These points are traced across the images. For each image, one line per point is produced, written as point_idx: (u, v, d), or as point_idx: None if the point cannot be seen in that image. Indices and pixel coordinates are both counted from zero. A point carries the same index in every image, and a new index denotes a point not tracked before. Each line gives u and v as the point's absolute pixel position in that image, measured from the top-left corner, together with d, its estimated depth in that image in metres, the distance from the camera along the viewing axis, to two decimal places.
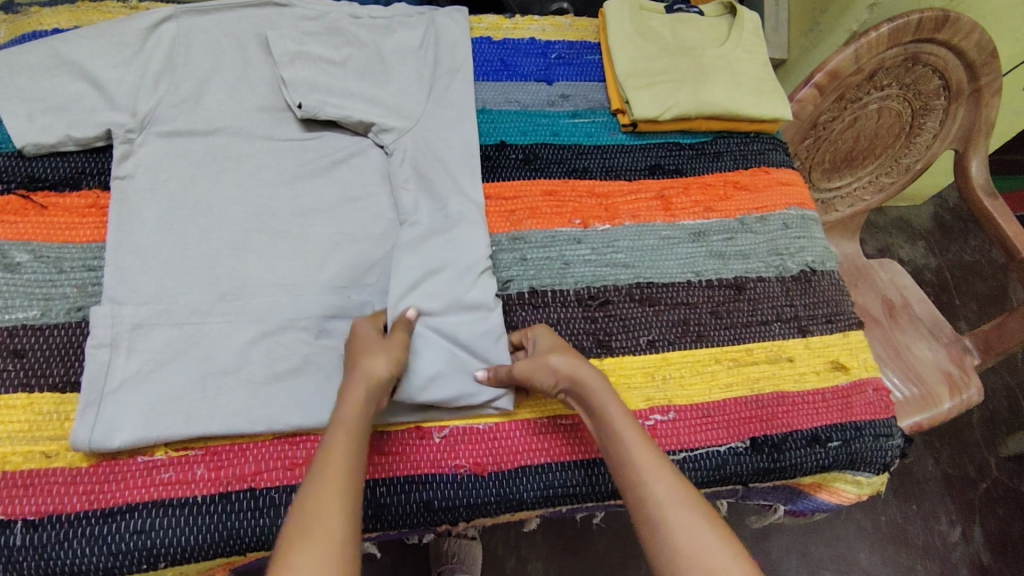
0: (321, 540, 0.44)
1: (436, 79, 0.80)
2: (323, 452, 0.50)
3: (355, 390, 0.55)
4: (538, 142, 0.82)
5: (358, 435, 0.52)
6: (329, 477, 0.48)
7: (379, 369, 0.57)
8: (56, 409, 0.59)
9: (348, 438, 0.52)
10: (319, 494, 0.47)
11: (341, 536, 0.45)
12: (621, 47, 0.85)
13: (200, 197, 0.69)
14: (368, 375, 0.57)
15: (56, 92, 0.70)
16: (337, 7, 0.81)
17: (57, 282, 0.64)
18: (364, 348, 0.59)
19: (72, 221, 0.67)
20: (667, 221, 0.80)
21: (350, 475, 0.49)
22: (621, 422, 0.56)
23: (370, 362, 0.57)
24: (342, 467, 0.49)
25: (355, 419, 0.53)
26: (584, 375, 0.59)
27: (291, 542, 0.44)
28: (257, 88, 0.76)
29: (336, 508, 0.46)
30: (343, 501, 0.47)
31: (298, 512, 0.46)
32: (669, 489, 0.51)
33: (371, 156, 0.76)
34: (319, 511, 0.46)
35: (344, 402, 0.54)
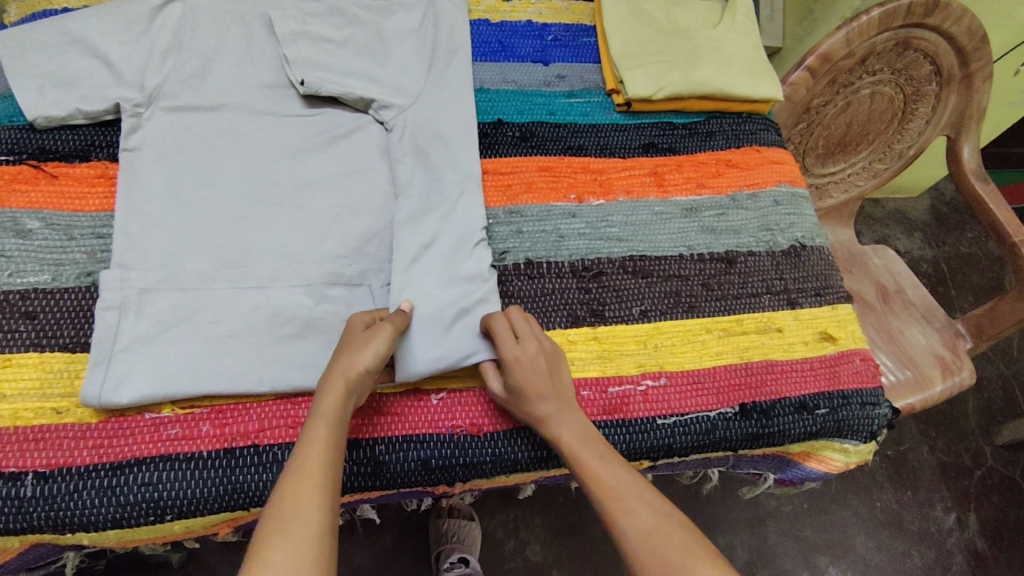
0: (299, 531, 0.49)
1: (434, 59, 0.83)
2: (304, 439, 0.54)
3: (336, 382, 0.57)
4: (535, 121, 0.84)
5: (337, 424, 0.56)
6: (308, 467, 0.53)
7: (363, 363, 0.58)
8: (67, 368, 0.61)
9: (328, 426, 0.55)
10: (299, 485, 0.52)
11: (317, 529, 0.50)
12: (615, 28, 0.88)
13: (206, 170, 0.72)
14: (349, 366, 0.58)
15: (67, 67, 0.72)
16: None
17: (67, 248, 0.66)
18: (349, 339, 0.61)
19: (82, 190, 0.69)
20: (660, 196, 0.82)
21: (327, 467, 0.53)
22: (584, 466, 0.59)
23: (353, 357, 0.59)
24: (320, 456, 0.53)
25: (336, 408, 0.56)
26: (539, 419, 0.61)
27: (271, 533, 0.49)
28: (261, 67, 0.78)
29: (314, 500, 0.51)
30: (320, 492, 0.52)
31: (279, 506, 0.51)
32: (635, 531, 0.55)
33: (371, 132, 0.78)
34: (299, 503, 0.51)
35: (326, 389, 0.57)
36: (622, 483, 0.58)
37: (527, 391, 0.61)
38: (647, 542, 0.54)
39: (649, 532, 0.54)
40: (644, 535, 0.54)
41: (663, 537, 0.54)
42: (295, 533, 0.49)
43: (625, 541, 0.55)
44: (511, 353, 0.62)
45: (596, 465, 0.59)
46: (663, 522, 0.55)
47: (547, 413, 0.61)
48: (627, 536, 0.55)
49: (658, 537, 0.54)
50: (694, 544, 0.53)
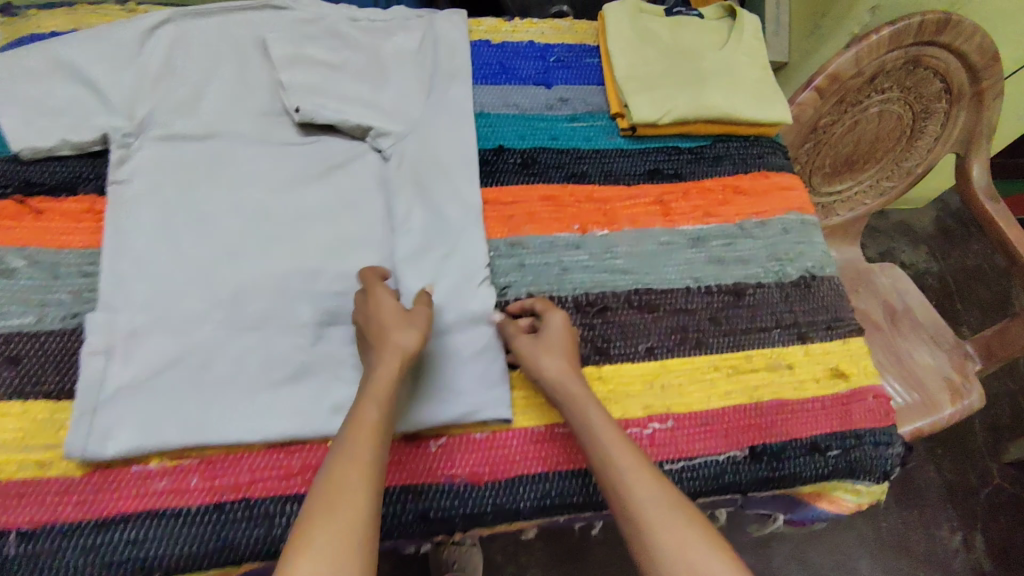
0: (345, 514, 0.47)
1: (434, 83, 0.81)
2: (354, 422, 0.54)
3: (388, 366, 0.58)
4: (538, 146, 0.82)
5: (386, 410, 0.55)
6: (357, 450, 0.51)
7: (410, 344, 0.60)
8: (51, 417, 0.59)
9: (380, 410, 0.55)
10: (347, 469, 0.50)
11: (364, 513, 0.48)
12: (620, 50, 0.85)
13: (198, 202, 0.69)
14: (396, 348, 0.59)
15: (54, 95, 0.70)
16: (336, 10, 0.82)
17: (52, 288, 0.64)
18: (388, 314, 0.61)
19: (68, 226, 0.67)
20: (666, 226, 0.79)
21: (376, 450, 0.52)
22: (600, 432, 0.58)
23: (400, 336, 0.60)
24: (368, 441, 0.52)
25: (386, 392, 0.56)
26: (567, 380, 0.62)
27: (317, 514, 0.47)
28: (255, 92, 0.76)
29: (362, 484, 0.49)
30: (368, 476, 0.50)
31: (326, 488, 0.49)
32: (654, 499, 0.53)
33: (368, 161, 0.76)
34: (347, 486, 0.49)
35: (377, 372, 0.57)
36: (639, 455, 0.56)
37: (565, 354, 0.64)
38: (665, 513, 0.52)
39: (669, 502, 0.52)
40: (661, 507, 0.52)
41: (670, 508, 0.52)
42: (341, 516, 0.47)
43: (642, 509, 0.52)
44: (554, 321, 0.66)
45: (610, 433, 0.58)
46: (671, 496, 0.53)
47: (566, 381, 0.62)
48: (646, 503, 0.52)
49: (676, 510, 0.52)
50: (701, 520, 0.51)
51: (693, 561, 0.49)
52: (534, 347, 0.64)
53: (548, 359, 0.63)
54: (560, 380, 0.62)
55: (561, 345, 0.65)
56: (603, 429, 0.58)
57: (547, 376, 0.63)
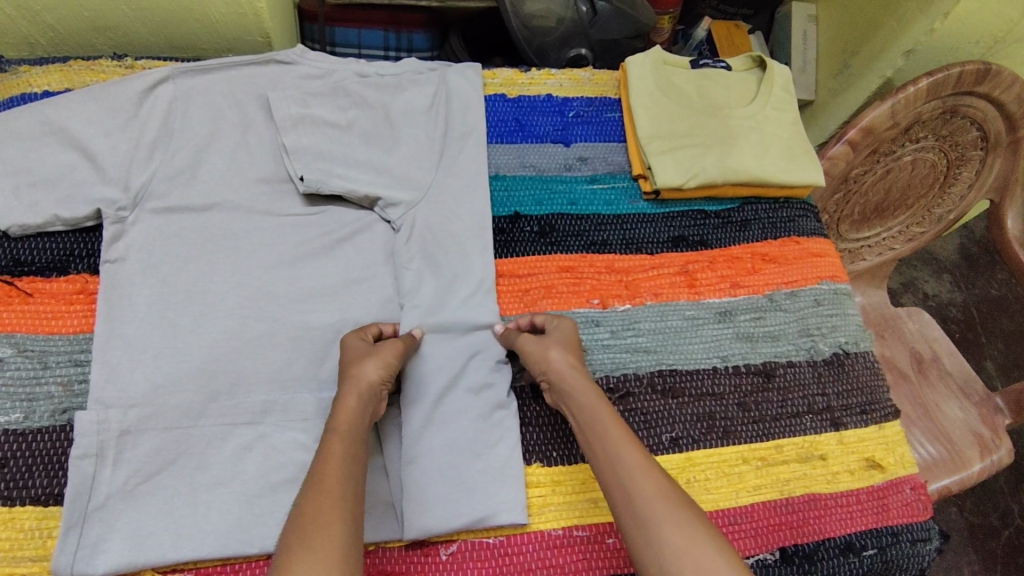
0: (323, 542, 0.45)
1: (447, 142, 0.77)
2: (321, 456, 0.52)
3: (348, 397, 0.57)
4: (555, 213, 0.78)
5: (352, 440, 0.54)
6: (326, 482, 0.50)
7: (373, 373, 0.59)
8: (38, 525, 0.55)
9: (344, 441, 0.53)
10: (319, 500, 0.48)
11: (342, 541, 0.46)
12: (644, 107, 0.81)
13: (194, 279, 0.65)
14: (359, 379, 0.58)
15: (44, 164, 0.66)
16: (344, 65, 0.78)
17: (41, 380, 0.60)
18: (352, 355, 0.61)
19: (59, 309, 0.63)
20: (692, 299, 0.75)
21: (346, 479, 0.51)
22: (607, 428, 0.56)
23: (360, 367, 0.59)
24: (337, 472, 0.51)
25: (349, 424, 0.55)
26: (575, 377, 0.61)
27: (293, 544, 0.45)
28: (257, 157, 0.72)
29: (336, 514, 0.48)
30: (342, 506, 0.48)
31: (301, 517, 0.47)
32: (659, 493, 0.50)
33: (377, 232, 0.72)
34: (320, 517, 0.47)
35: (340, 405, 0.57)
36: (643, 451, 0.54)
37: (572, 354, 0.63)
38: (670, 508, 0.49)
39: (675, 499, 0.50)
40: (664, 503, 0.50)
41: (673, 505, 0.50)
42: (319, 543, 0.45)
43: (645, 502, 0.50)
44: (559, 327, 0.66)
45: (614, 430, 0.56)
46: (676, 493, 0.51)
47: (565, 374, 0.61)
48: (648, 495, 0.50)
49: (680, 507, 0.50)
50: (709, 522, 0.49)
51: (697, 559, 0.46)
52: (541, 343, 0.63)
53: (556, 352, 0.62)
54: (569, 376, 0.61)
55: (569, 345, 0.64)
56: (611, 425, 0.56)
57: (554, 369, 0.61)
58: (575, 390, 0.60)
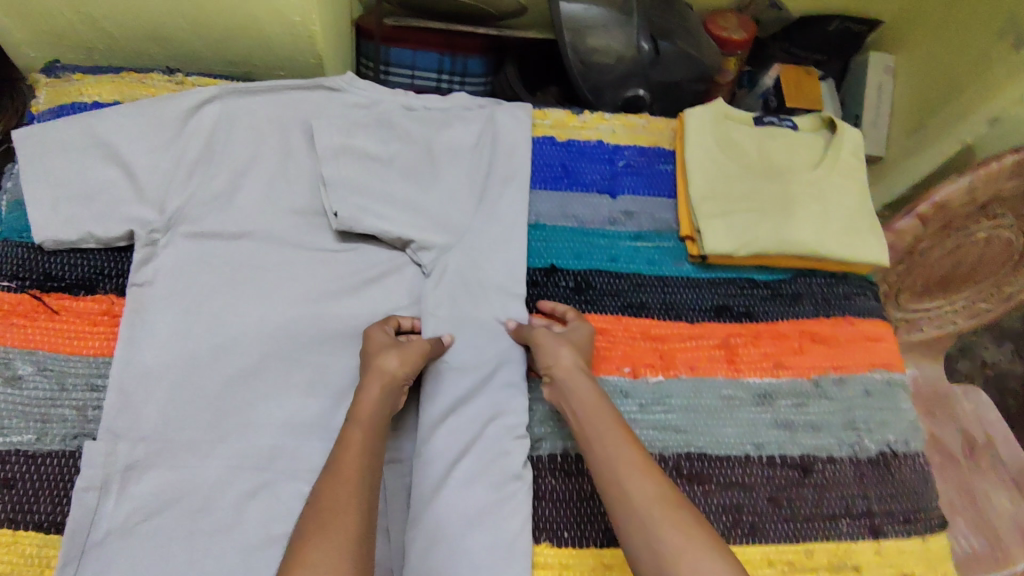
0: (338, 526, 0.50)
1: (487, 185, 0.75)
2: (341, 446, 0.55)
3: (369, 389, 0.59)
4: (593, 269, 0.74)
5: (371, 433, 0.57)
6: (343, 472, 0.53)
7: (394, 365, 0.61)
8: (39, 552, 0.55)
9: (365, 431, 0.57)
10: (335, 489, 0.52)
11: (354, 534, 0.50)
12: (699, 164, 0.77)
13: (218, 308, 0.65)
14: (381, 370, 0.60)
15: (86, 178, 0.68)
16: (392, 97, 0.78)
17: (57, 401, 0.60)
18: (378, 340, 0.63)
19: (83, 330, 0.62)
20: (730, 376, 0.70)
21: (365, 469, 0.54)
22: (609, 429, 0.58)
23: (383, 359, 0.61)
24: (354, 464, 0.54)
25: (368, 415, 0.58)
26: (581, 378, 0.62)
27: (308, 536, 0.49)
28: (295, 186, 0.72)
29: (350, 506, 0.51)
30: (357, 497, 0.52)
31: (316, 509, 0.51)
32: (659, 500, 0.52)
33: (406, 275, 0.71)
34: (336, 505, 0.51)
35: (361, 395, 0.59)
36: (645, 456, 0.56)
37: (580, 353, 0.64)
38: (663, 511, 0.52)
39: (671, 504, 0.52)
40: (660, 502, 0.52)
41: (671, 514, 0.52)
42: (332, 531, 0.49)
43: (640, 501, 0.53)
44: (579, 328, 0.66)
45: (614, 431, 0.58)
46: (673, 499, 0.53)
47: (570, 373, 0.62)
48: (648, 500, 0.52)
49: (678, 512, 0.52)
50: (707, 530, 0.51)
51: (691, 561, 0.49)
52: (553, 339, 0.64)
53: (567, 350, 0.63)
54: (574, 375, 0.62)
55: (582, 344, 0.65)
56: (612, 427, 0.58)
57: (561, 367, 0.62)
58: (582, 393, 0.61)
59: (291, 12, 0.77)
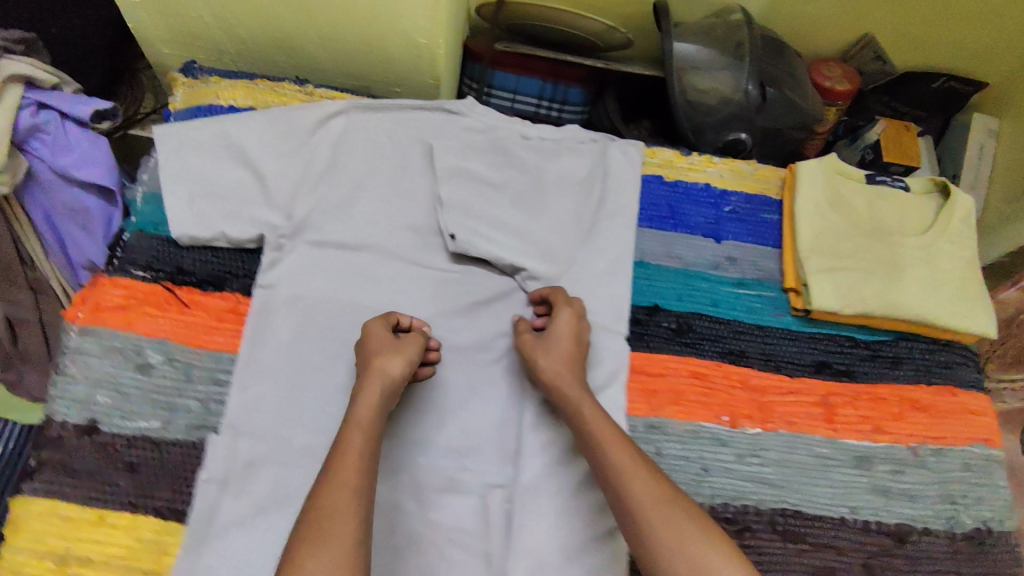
0: (336, 536, 0.48)
1: (595, 220, 0.76)
2: (340, 448, 0.53)
3: (370, 390, 0.57)
4: (695, 312, 0.74)
5: (371, 434, 0.55)
6: (343, 476, 0.51)
7: (396, 369, 0.59)
8: (157, 538, 0.57)
9: (361, 430, 0.55)
10: (334, 495, 0.50)
11: (355, 543, 0.48)
12: (808, 218, 0.77)
13: (334, 317, 0.67)
14: (382, 371, 0.59)
15: (219, 180, 0.71)
16: (508, 124, 0.79)
17: (183, 393, 0.62)
18: (371, 337, 0.62)
19: (209, 325, 0.65)
20: (828, 436, 0.70)
21: (361, 475, 0.52)
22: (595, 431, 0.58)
23: (385, 362, 0.59)
24: (354, 466, 0.52)
25: (368, 418, 0.56)
26: (566, 382, 0.62)
27: (307, 540, 0.47)
28: (411, 204, 0.74)
29: (350, 512, 0.49)
30: (356, 502, 0.50)
31: (315, 514, 0.49)
32: (652, 495, 0.54)
33: (514, 301, 0.72)
34: (335, 512, 0.49)
35: (360, 397, 0.57)
36: (634, 451, 0.57)
37: (565, 355, 0.64)
38: (662, 507, 0.53)
39: (665, 496, 0.54)
40: (660, 502, 0.53)
41: (664, 506, 0.53)
42: (330, 541, 0.47)
43: (642, 507, 0.53)
44: (562, 317, 0.66)
45: (604, 429, 0.58)
46: (664, 490, 0.54)
47: (551, 377, 0.63)
48: (641, 498, 0.53)
49: (673, 508, 0.53)
50: (703, 522, 0.53)
51: (687, 552, 0.51)
52: (538, 347, 0.65)
53: (547, 356, 0.64)
54: (559, 379, 0.63)
55: (563, 343, 0.65)
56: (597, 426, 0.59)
57: (544, 376, 0.63)
58: (567, 395, 0.62)
59: (420, 36, 0.80)
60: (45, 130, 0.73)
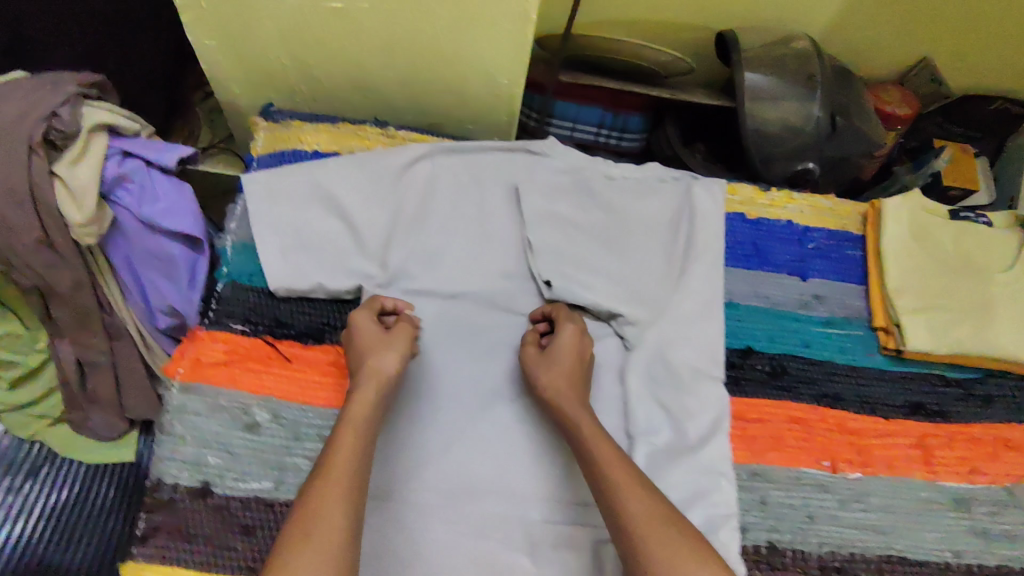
0: (320, 539, 0.47)
1: (685, 261, 0.75)
2: (331, 446, 0.53)
3: (366, 390, 0.58)
4: (788, 353, 0.74)
5: (365, 434, 0.54)
6: (332, 472, 0.51)
7: (391, 366, 0.60)
8: None
9: (355, 437, 0.54)
10: (324, 492, 0.49)
11: (341, 542, 0.47)
12: (896, 256, 0.77)
13: (436, 368, 0.67)
14: (376, 372, 0.59)
15: (313, 229, 0.71)
16: (592, 164, 0.79)
17: (292, 451, 0.62)
18: (367, 338, 0.62)
19: (313, 380, 0.65)
20: (926, 478, 0.70)
21: (352, 478, 0.51)
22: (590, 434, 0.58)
23: (379, 361, 0.60)
24: (346, 463, 0.52)
25: (362, 417, 0.56)
26: (565, 392, 0.62)
27: (292, 536, 0.47)
28: (500, 249, 0.74)
29: (339, 508, 0.49)
30: (346, 501, 0.49)
31: (302, 512, 0.48)
32: (646, 510, 0.51)
33: (609, 346, 0.71)
34: (323, 511, 0.48)
35: (355, 397, 0.57)
36: (630, 461, 0.56)
37: (566, 370, 0.63)
38: (654, 522, 0.50)
39: (659, 513, 0.51)
40: (654, 522, 0.50)
41: (662, 520, 0.50)
42: (315, 537, 0.46)
43: (637, 519, 0.50)
44: (565, 332, 0.66)
45: (598, 435, 0.58)
46: (656, 503, 0.52)
47: (551, 386, 0.62)
48: (634, 513, 0.51)
49: (667, 521, 0.51)
50: (699, 538, 0.50)
51: (678, 564, 0.48)
52: (541, 360, 0.64)
53: (552, 367, 0.63)
54: (555, 391, 0.62)
55: (566, 360, 0.64)
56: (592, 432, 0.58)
57: (544, 389, 0.62)
58: (564, 398, 0.61)
59: (500, 75, 0.79)
60: (130, 180, 0.73)
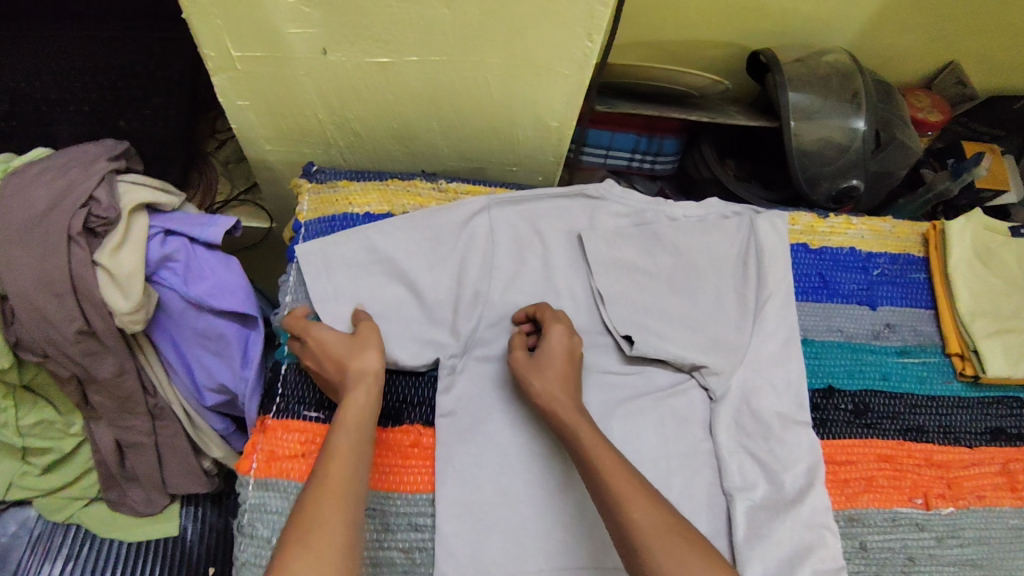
0: (321, 542, 0.45)
1: (757, 301, 0.73)
2: (326, 454, 0.51)
3: (358, 395, 0.56)
4: (869, 389, 0.73)
5: (361, 438, 0.53)
6: (329, 482, 0.49)
7: (373, 364, 0.59)
8: None
9: (352, 443, 0.53)
10: (320, 503, 0.48)
11: (341, 551, 0.46)
12: (964, 279, 0.76)
13: (518, 438, 0.63)
14: (359, 375, 0.58)
15: (375, 298, 0.68)
16: (653, 205, 0.77)
17: (385, 545, 0.59)
18: (345, 342, 0.60)
19: (398, 464, 0.62)
20: (1016, 505, 0.69)
21: (349, 482, 0.50)
22: (587, 440, 0.55)
23: (361, 361, 0.59)
24: (340, 472, 0.50)
25: (356, 422, 0.54)
26: (558, 400, 0.59)
27: (290, 545, 0.45)
28: (569, 304, 0.72)
29: (337, 515, 0.47)
30: (344, 510, 0.48)
31: (300, 524, 0.46)
32: (654, 524, 0.49)
33: (693, 398, 0.69)
34: (320, 520, 0.46)
35: (346, 403, 0.56)
36: (625, 463, 0.54)
37: (559, 373, 0.61)
38: (661, 537, 0.48)
39: (667, 526, 0.49)
40: (663, 534, 0.48)
41: (670, 538, 0.48)
42: (312, 545, 0.45)
43: (644, 534, 0.48)
44: (554, 333, 0.63)
45: (599, 443, 0.55)
46: (663, 516, 0.50)
47: (541, 390, 0.60)
48: (643, 531, 0.48)
49: (674, 537, 0.48)
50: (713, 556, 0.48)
51: None
52: (531, 365, 0.62)
53: (540, 373, 0.61)
54: (549, 401, 0.60)
55: (557, 360, 0.62)
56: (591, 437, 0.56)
57: (539, 398, 0.60)
58: (557, 399, 0.60)
59: (550, 116, 0.75)
60: (174, 259, 0.68)
